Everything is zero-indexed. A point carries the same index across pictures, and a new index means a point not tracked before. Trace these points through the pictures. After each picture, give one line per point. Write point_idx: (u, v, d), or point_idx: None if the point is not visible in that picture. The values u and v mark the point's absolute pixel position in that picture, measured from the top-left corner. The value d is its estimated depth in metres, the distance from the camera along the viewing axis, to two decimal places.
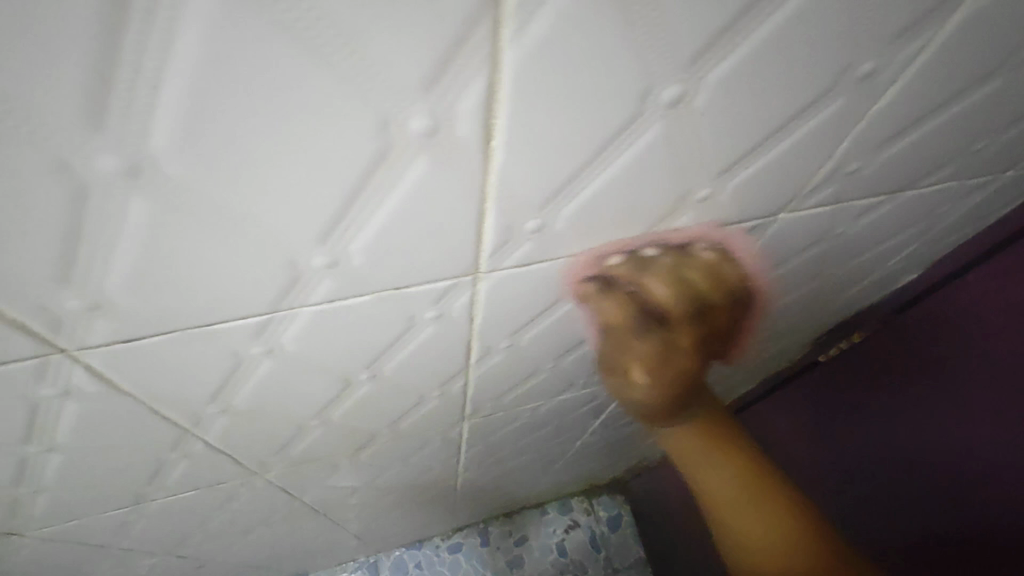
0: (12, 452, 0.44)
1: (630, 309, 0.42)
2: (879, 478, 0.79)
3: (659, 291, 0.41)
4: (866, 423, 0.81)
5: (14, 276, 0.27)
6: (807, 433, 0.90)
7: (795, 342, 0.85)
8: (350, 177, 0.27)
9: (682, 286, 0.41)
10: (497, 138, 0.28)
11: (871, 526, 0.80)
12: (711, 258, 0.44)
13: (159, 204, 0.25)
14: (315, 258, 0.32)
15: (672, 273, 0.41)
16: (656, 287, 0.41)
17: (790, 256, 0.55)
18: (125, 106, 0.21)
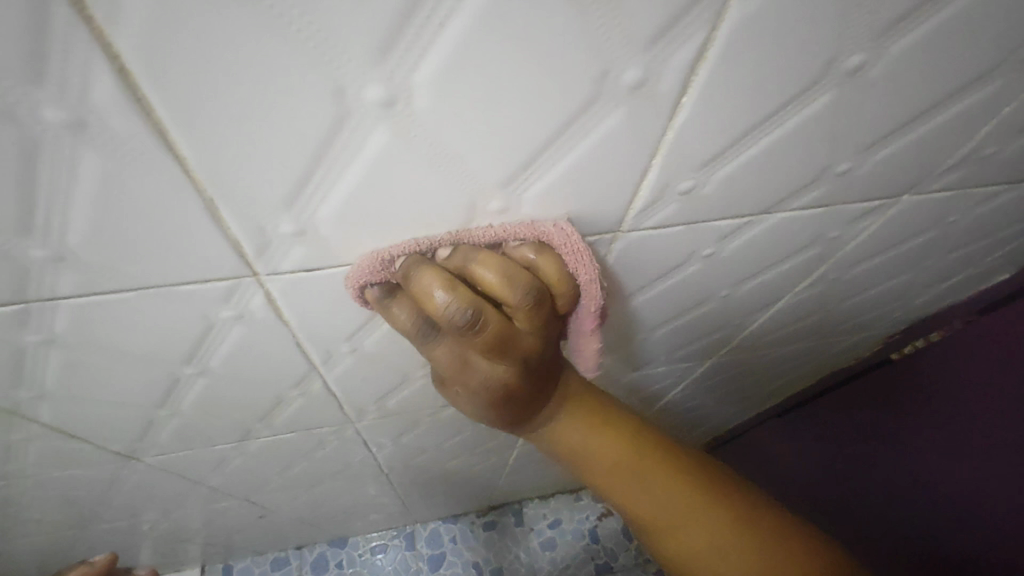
0: (171, 372, 0.49)
1: (413, 312, 0.38)
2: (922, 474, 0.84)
3: (436, 298, 0.36)
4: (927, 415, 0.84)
5: (253, 195, 0.31)
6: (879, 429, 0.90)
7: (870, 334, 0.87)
8: (555, 122, 0.31)
9: (458, 283, 0.36)
10: (689, 96, 0.31)
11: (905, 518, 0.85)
12: (519, 255, 0.38)
13: (394, 135, 0.29)
14: (491, 203, 0.35)
15: (442, 274, 0.36)
16: (430, 290, 0.36)
17: (898, 244, 0.56)
18: (415, 37, 0.25)
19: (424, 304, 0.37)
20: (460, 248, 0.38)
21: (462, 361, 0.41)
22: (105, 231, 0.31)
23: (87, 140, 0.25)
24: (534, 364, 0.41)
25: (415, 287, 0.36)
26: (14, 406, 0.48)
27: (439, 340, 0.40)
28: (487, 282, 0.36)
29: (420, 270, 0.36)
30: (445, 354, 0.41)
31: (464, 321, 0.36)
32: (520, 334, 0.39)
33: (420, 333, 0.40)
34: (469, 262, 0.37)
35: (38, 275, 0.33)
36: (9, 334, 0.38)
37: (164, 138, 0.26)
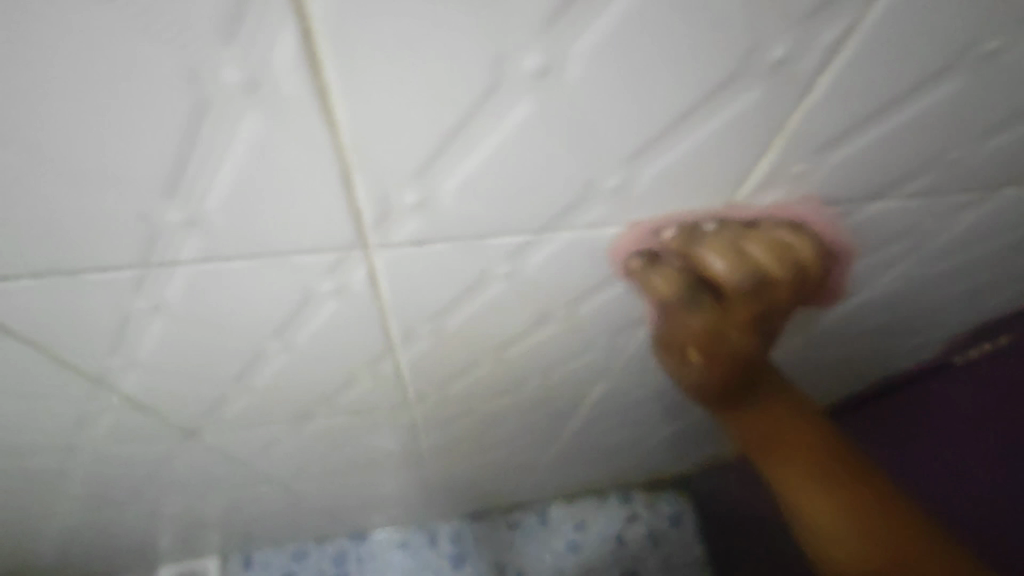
0: (256, 347, 0.49)
1: (680, 280, 0.43)
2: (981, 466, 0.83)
3: (716, 263, 0.40)
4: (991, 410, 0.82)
5: (387, 165, 0.31)
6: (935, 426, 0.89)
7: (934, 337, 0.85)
8: (690, 100, 0.31)
9: (743, 256, 0.40)
10: (829, 77, 0.31)
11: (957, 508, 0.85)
12: (782, 232, 0.42)
13: (540, 106, 0.29)
14: (609, 179, 0.36)
15: (724, 246, 0.40)
16: (711, 259, 0.40)
17: (981, 239, 0.57)
18: (583, 7, 0.25)
19: (704, 272, 0.41)
20: (733, 224, 0.41)
21: (709, 335, 0.44)
22: (242, 197, 0.31)
23: (255, 103, 0.26)
24: (767, 337, 0.46)
25: (696, 257, 0.41)
26: (103, 375, 0.49)
27: (698, 313, 0.43)
28: (762, 255, 0.40)
29: (704, 243, 0.41)
30: (699, 325, 0.44)
31: (744, 285, 0.40)
32: (775, 304, 0.43)
33: (683, 303, 0.43)
34: (742, 237, 0.41)
35: (165, 240, 0.34)
36: (121, 299, 0.39)
37: (324, 103, 0.27)
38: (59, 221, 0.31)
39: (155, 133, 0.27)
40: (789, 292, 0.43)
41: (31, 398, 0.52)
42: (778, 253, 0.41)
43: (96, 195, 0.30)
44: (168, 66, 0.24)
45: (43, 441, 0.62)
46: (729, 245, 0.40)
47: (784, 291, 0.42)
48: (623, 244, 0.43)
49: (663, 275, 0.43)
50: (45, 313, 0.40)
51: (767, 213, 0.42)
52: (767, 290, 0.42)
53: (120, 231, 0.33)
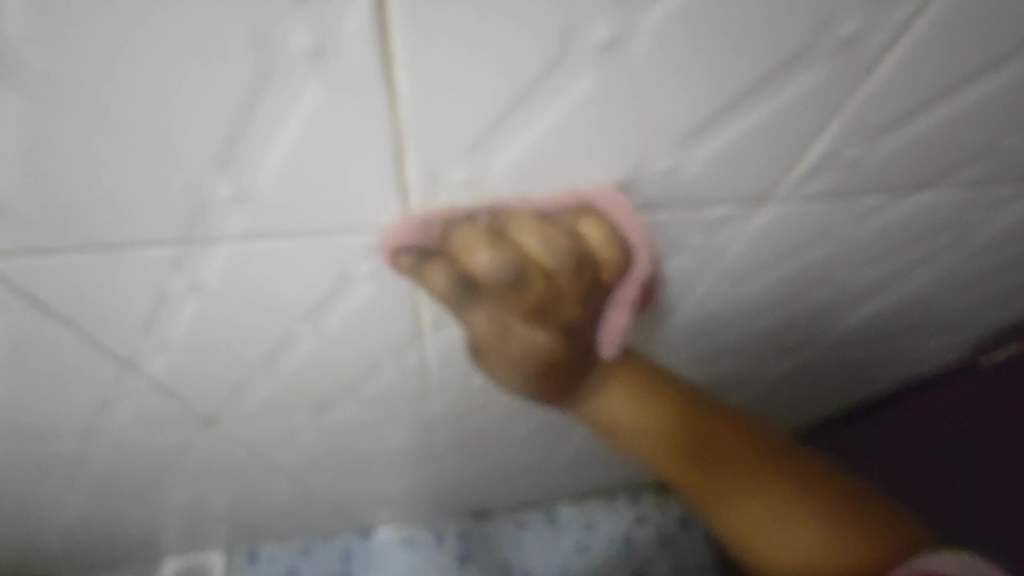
0: (287, 330, 0.49)
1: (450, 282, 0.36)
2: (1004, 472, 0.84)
3: (478, 258, 0.35)
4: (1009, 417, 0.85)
5: (442, 141, 0.31)
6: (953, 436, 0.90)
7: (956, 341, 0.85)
8: (756, 76, 0.31)
9: (503, 248, 0.35)
10: (892, 56, 0.32)
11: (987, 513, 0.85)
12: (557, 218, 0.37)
13: (601, 80, 0.29)
14: (659, 162, 0.36)
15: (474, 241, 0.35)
16: (475, 254, 0.35)
17: (1014, 235, 0.58)
18: None
19: (464, 268, 0.36)
20: (498, 214, 0.36)
21: (499, 329, 0.40)
22: (294, 171, 0.31)
23: (322, 71, 0.26)
24: (574, 336, 0.42)
25: (456, 251, 0.36)
26: (132, 355, 0.49)
27: (475, 308, 0.38)
28: (531, 247, 0.36)
29: (461, 235, 0.36)
30: (483, 323, 0.39)
31: (506, 281, 0.36)
32: (561, 296, 0.39)
33: (455, 304, 0.38)
34: (506, 225, 0.36)
35: (212, 214, 0.34)
36: (159, 276, 0.39)
37: (387, 73, 0.26)
38: (107, 189, 0.31)
39: (213, 99, 0.26)
40: (568, 284, 0.38)
41: (58, 379, 0.51)
42: (559, 243, 0.36)
43: (146, 162, 0.29)
44: (238, 28, 0.24)
45: (62, 425, 0.61)
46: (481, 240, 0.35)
47: (569, 283, 0.38)
48: (386, 238, 0.37)
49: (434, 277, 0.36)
50: (83, 288, 0.39)
51: (811, 199, 0.43)
52: (552, 285, 0.37)
53: (166, 203, 0.32)
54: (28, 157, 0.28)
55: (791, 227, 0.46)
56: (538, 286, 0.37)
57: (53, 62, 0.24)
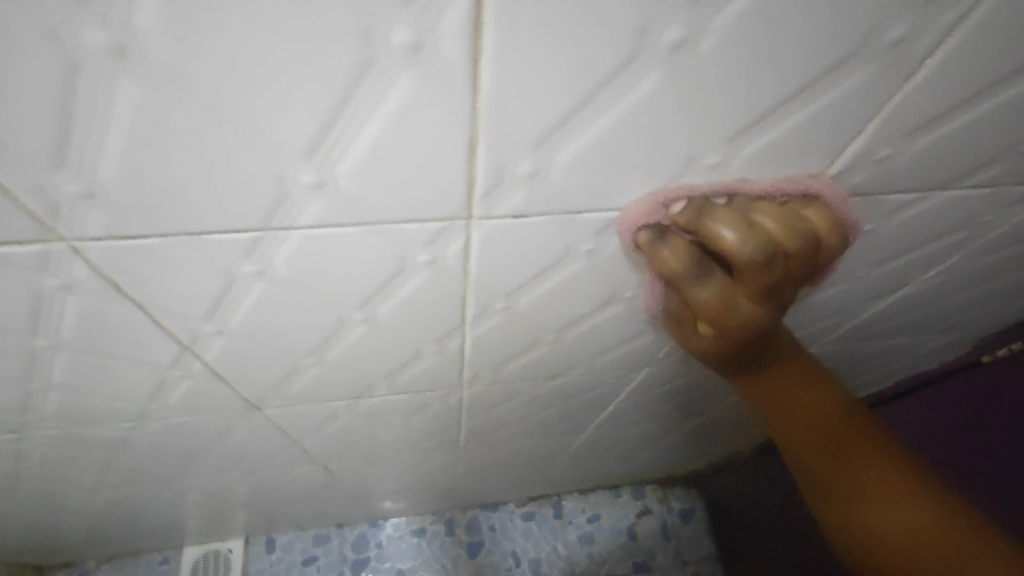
0: (340, 317, 0.51)
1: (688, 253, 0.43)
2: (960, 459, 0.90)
3: (729, 236, 0.39)
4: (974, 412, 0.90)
5: (514, 134, 0.33)
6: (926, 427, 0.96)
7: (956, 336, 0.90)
8: (806, 77, 0.33)
9: (752, 228, 0.39)
10: (934, 59, 0.34)
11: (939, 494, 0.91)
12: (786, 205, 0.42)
13: (665, 78, 0.31)
14: (708, 157, 0.38)
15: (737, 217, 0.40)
16: (722, 230, 0.39)
17: None
18: None
19: (713, 245, 0.40)
20: (739, 197, 0.41)
21: (721, 306, 0.44)
22: (375, 161, 0.33)
23: (417, 66, 0.28)
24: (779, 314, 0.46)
25: (705, 229, 0.40)
26: (193, 340, 0.51)
27: (707, 281, 0.43)
28: (772, 226, 0.40)
29: (713, 214, 0.40)
30: (709, 296, 0.44)
31: (760, 260, 0.39)
32: (790, 277, 0.43)
33: (692, 275, 0.43)
34: (751, 208, 0.41)
35: (292, 202, 0.36)
36: (231, 262, 0.41)
37: (474, 68, 0.29)
38: (201, 179, 0.33)
39: (315, 92, 0.29)
40: (799, 265, 0.42)
41: (120, 363, 0.54)
42: (795, 224, 0.41)
43: (241, 152, 0.32)
44: (349, 27, 0.26)
45: (115, 408, 0.64)
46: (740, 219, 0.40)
47: (798, 264, 0.42)
48: (630, 216, 0.42)
49: (673, 248, 0.43)
50: (158, 275, 0.42)
51: (845, 197, 0.45)
52: (789, 263, 0.41)
53: (253, 191, 0.35)
54: (135, 150, 0.31)
55: None
56: (780, 265, 0.41)
57: (178, 59, 0.26)
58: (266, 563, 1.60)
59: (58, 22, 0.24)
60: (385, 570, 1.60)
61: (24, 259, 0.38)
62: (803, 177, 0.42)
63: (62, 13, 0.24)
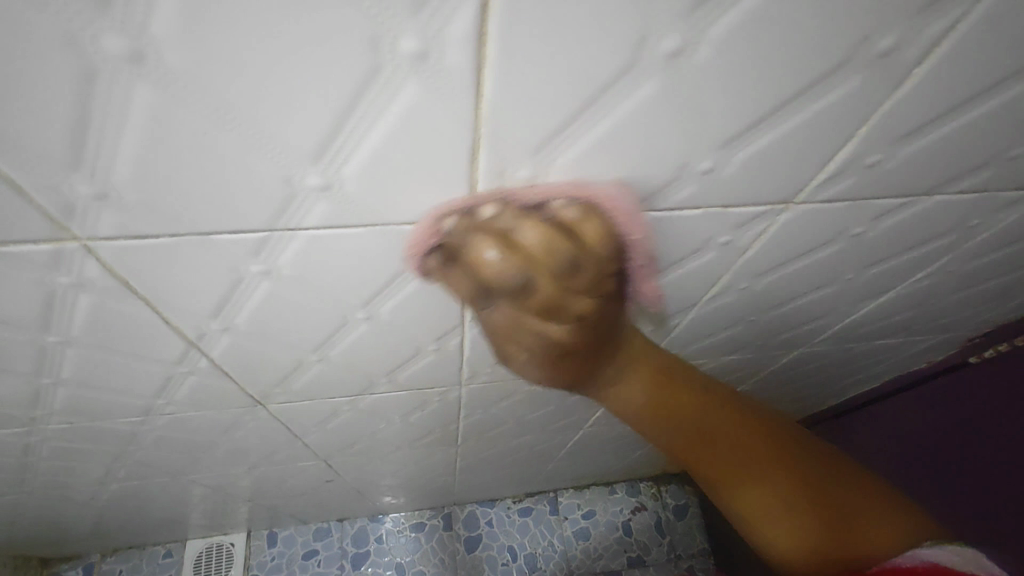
0: (343, 315, 0.52)
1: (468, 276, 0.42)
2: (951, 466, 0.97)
3: (489, 257, 0.39)
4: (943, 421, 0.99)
5: (514, 138, 0.34)
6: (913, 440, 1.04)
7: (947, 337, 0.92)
8: (799, 85, 0.34)
9: (510, 250, 0.38)
10: (923, 68, 0.35)
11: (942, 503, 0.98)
12: (563, 216, 0.40)
13: (662, 84, 0.32)
14: (703, 162, 0.39)
15: (478, 240, 0.39)
16: (485, 252, 0.39)
17: (1017, 240, 0.62)
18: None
19: (479, 267, 0.40)
20: (513, 208, 0.39)
21: (515, 324, 0.43)
22: (380, 164, 0.35)
23: (421, 73, 0.29)
24: (589, 329, 0.44)
25: (471, 251, 0.40)
26: (200, 337, 0.53)
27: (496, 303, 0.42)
28: (534, 245, 0.38)
29: (475, 234, 0.39)
30: (500, 316, 0.43)
31: (514, 283, 0.39)
32: (572, 296, 0.41)
33: (480, 297, 0.43)
34: (515, 223, 0.39)
35: (297, 203, 0.37)
36: (238, 261, 0.42)
37: (478, 76, 0.30)
38: (208, 180, 0.34)
39: (322, 97, 0.30)
40: (573, 284, 0.40)
41: (128, 358, 0.55)
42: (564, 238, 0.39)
43: (250, 155, 0.33)
44: (356, 35, 0.27)
45: (123, 403, 0.65)
46: (477, 242, 0.39)
47: (574, 283, 0.40)
48: (413, 236, 0.42)
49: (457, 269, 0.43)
50: (167, 273, 0.43)
51: (833, 201, 0.46)
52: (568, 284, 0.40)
53: (259, 192, 0.36)
54: (144, 152, 0.32)
55: (814, 227, 0.49)
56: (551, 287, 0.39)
57: (189, 64, 0.27)
58: (267, 556, 1.62)
59: (77, 27, 0.25)
60: (384, 564, 1.62)
61: (37, 257, 0.39)
62: (581, 181, 0.39)
63: (82, 19, 0.25)
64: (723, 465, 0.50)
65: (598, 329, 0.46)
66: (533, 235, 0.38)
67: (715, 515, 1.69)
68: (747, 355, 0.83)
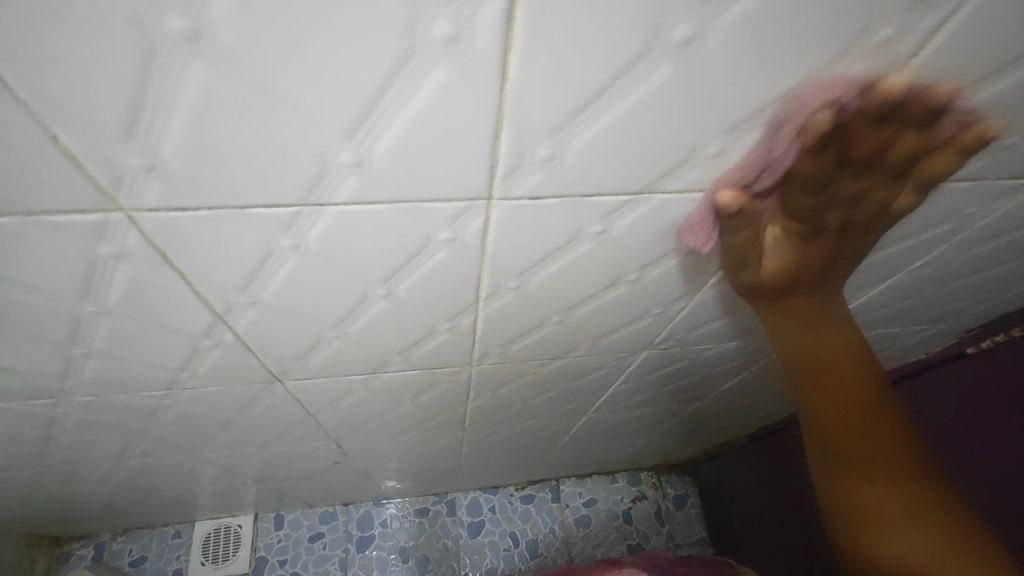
0: (364, 292, 0.55)
1: (822, 162, 0.42)
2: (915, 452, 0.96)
3: (874, 141, 0.40)
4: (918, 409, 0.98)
5: (534, 120, 0.37)
6: None
7: (944, 327, 0.94)
8: (801, 72, 0.36)
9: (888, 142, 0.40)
10: (919, 58, 0.37)
11: None
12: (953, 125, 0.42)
13: (674, 71, 0.35)
14: (711, 145, 0.41)
15: (837, 144, 0.40)
16: (875, 138, 0.40)
17: (1012, 231, 0.64)
18: None
19: (853, 151, 0.41)
20: (927, 102, 0.39)
21: (803, 214, 0.47)
22: (409, 140, 0.37)
23: (451, 56, 0.32)
24: (845, 233, 0.51)
25: (862, 134, 0.39)
26: (227, 310, 0.55)
27: (814, 192, 0.44)
28: (907, 144, 0.41)
29: (883, 120, 0.39)
30: (797, 206, 0.46)
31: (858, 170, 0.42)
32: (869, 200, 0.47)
33: (812, 186, 0.44)
34: (912, 120, 0.40)
35: (331, 179, 0.40)
36: (270, 235, 0.45)
37: (503, 60, 0.32)
38: (249, 155, 0.37)
39: (361, 76, 0.32)
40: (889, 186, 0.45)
41: (158, 331, 0.58)
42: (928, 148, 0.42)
43: (290, 132, 0.35)
44: (395, 20, 0.29)
45: (147, 377, 0.68)
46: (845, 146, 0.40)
47: (888, 190, 0.46)
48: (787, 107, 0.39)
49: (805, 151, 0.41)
50: (202, 246, 0.45)
51: None
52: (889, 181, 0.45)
53: (297, 168, 0.38)
54: (195, 126, 0.34)
55: None
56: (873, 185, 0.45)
57: (243, 44, 0.30)
58: (274, 538, 1.66)
59: (144, 9, 0.27)
60: (389, 547, 1.66)
61: (84, 227, 0.41)
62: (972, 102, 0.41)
63: (148, 1, 0.27)
64: (840, 428, 0.60)
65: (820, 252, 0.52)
66: (921, 135, 0.41)
67: (714, 505, 1.72)
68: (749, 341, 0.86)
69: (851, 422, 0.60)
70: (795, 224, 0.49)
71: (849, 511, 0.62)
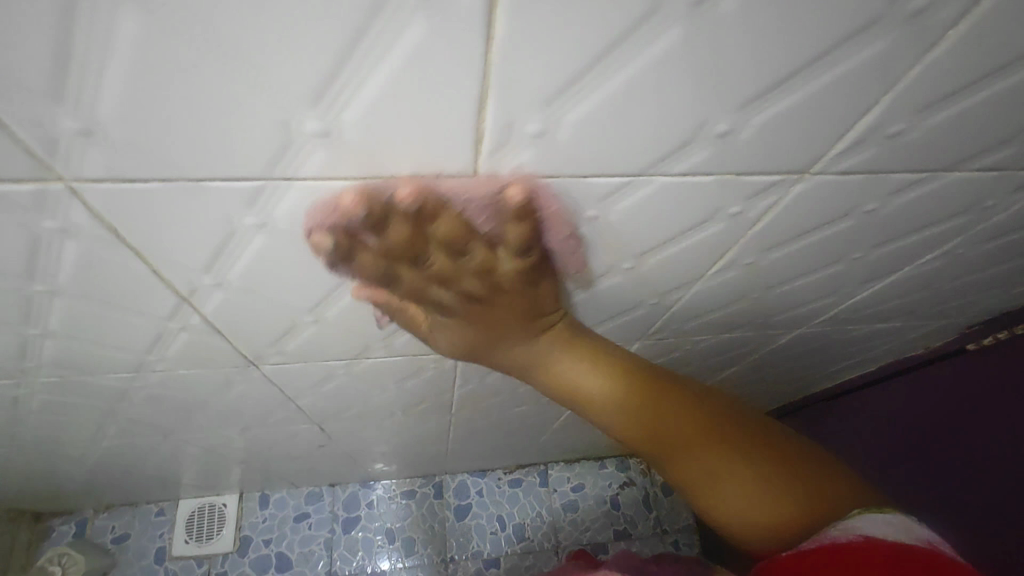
0: (339, 275, 0.51)
1: (455, 228, 0.41)
2: (927, 460, 1.00)
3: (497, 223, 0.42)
4: (926, 416, 1.01)
5: (524, 90, 0.33)
6: (896, 433, 1.06)
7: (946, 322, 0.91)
8: (825, 42, 0.32)
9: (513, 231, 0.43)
10: (957, 31, 0.33)
11: (917, 492, 1.00)
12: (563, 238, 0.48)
13: (684, 37, 0.31)
14: (719, 124, 0.37)
15: (466, 212, 0.40)
16: (497, 220, 0.42)
17: None
18: None
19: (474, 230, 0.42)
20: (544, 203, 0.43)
21: (454, 274, 0.45)
22: (384, 109, 0.33)
23: (429, 12, 0.28)
24: (505, 302, 0.50)
25: (482, 212, 0.41)
26: (192, 291, 0.51)
27: (455, 257, 0.43)
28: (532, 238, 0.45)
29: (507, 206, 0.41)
30: (448, 266, 0.44)
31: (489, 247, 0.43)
32: (513, 282, 0.48)
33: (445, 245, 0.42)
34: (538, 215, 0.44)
35: (294, 151, 0.36)
36: (231, 212, 0.41)
37: (489, 18, 0.28)
38: (199, 121, 0.32)
39: (323, 33, 0.28)
40: (522, 279, 0.49)
41: (119, 312, 0.54)
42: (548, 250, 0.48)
43: (246, 95, 0.31)
44: None
45: (113, 359, 0.64)
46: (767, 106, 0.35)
47: (524, 280, 0.49)
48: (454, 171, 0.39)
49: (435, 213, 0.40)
50: (158, 223, 0.41)
51: (849, 173, 0.45)
52: (522, 268, 0.47)
53: (256, 138, 0.34)
54: (133, 85, 0.30)
55: (830, 200, 0.48)
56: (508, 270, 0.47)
57: None
58: (259, 517, 1.64)
59: None
60: (374, 528, 1.65)
61: (22, 199, 0.37)
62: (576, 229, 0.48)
63: None
64: (672, 430, 0.52)
65: (483, 325, 0.52)
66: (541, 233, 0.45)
67: None
68: (747, 331, 0.82)
69: (659, 417, 0.52)
70: (425, 297, 0.48)
71: (740, 516, 0.49)
